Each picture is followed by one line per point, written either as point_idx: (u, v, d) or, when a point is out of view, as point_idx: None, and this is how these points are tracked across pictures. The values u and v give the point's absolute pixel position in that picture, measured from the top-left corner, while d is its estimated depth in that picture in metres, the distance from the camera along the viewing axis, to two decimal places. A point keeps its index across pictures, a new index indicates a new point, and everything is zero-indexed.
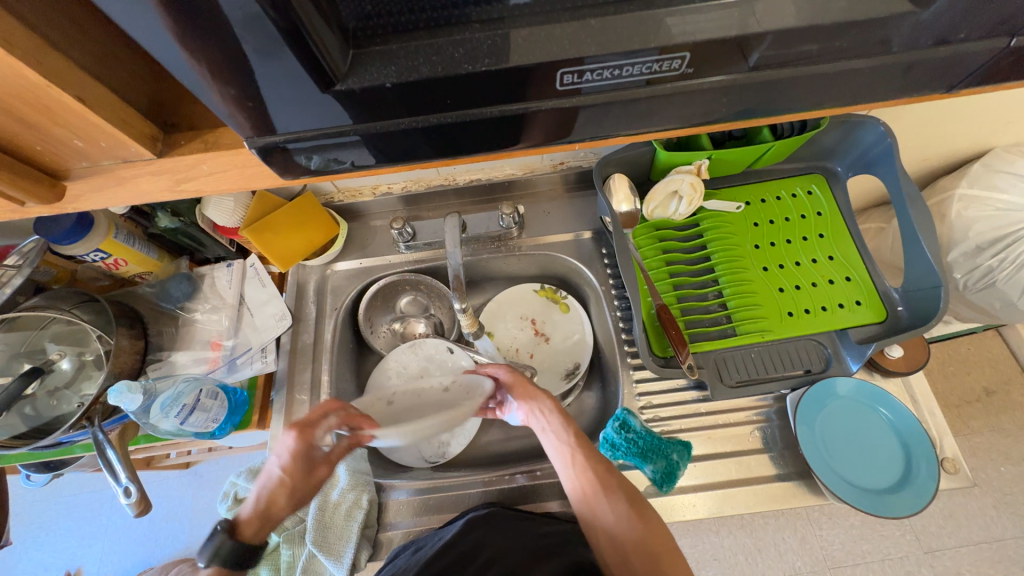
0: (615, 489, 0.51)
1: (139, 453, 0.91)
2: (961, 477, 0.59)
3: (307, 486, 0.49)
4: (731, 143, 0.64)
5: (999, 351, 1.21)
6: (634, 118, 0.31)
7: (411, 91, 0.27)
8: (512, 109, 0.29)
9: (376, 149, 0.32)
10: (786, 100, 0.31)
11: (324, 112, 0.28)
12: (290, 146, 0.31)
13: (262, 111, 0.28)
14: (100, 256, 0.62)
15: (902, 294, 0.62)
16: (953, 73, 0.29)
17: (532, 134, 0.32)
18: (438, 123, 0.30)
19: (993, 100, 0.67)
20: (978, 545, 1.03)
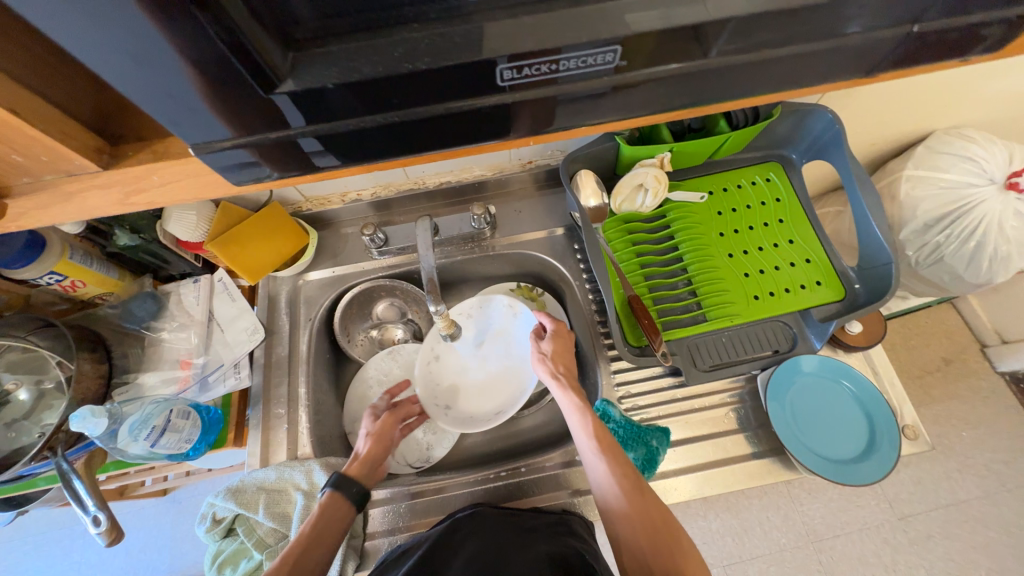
0: (634, 491, 0.51)
1: (111, 483, 0.88)
2: (921, 441, 0.62)
3: (383, 436, 0.64)
4: (690, 136, 0.66)
5: (954, 322, 1.29)
6: (585, 112, 0.32)
7: (357, 91, 0.27)
8: (465, 106, 0.29)
9: (331, 149, 0.31)
10: (729, 88, 0.32)
11: (270, 116, 0.28)
12: (240, 151, 0.30)
13: (207, 118, 0.27)
14: (55, 279, 0.60)
15: (857, 272, 0.65)
16: (881, 57, 0.31)
17: (483, 130, 0.32)
18: (390, 122, 0.29)
19: (929, 86, 0.72)
20: (947, 507, 1.09)
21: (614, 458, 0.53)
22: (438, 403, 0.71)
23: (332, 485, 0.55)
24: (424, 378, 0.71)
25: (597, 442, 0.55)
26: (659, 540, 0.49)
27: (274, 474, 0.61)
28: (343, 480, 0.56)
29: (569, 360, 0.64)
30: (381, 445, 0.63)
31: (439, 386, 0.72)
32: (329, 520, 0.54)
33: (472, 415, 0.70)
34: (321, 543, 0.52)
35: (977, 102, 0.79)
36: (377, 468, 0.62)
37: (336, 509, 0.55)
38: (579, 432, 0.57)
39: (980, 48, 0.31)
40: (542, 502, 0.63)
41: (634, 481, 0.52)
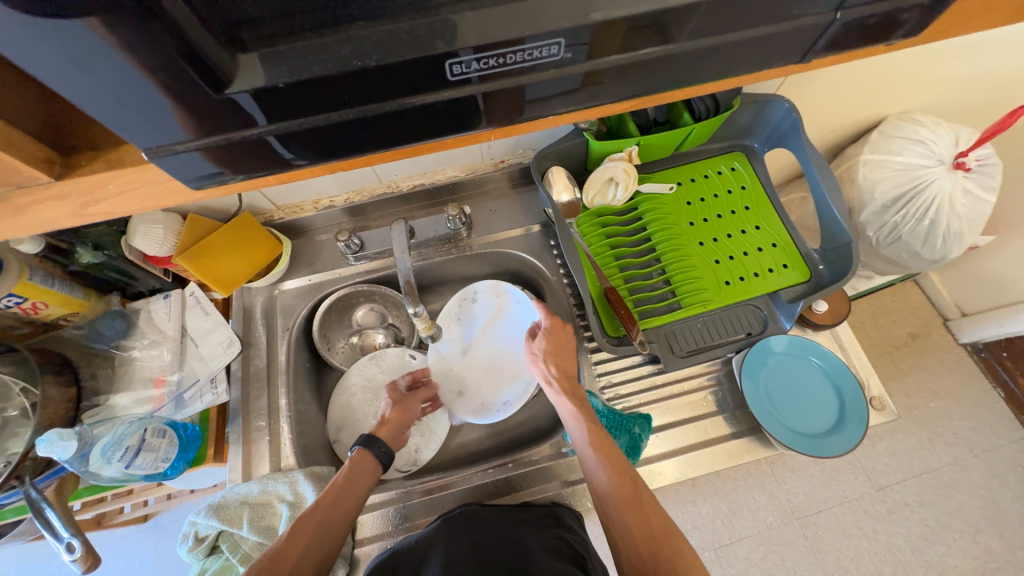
0: (632, 495, 0.52)
1: (87, 511, 0.84)
2: (887, 412, 0.66)
3: (409, 409, 0.68)
4: (656, 129, 0.68)
5: (917, 298, 1.35)
6: (541, 104, 0.32)
7: (313, 89, 0.27)
8: (424, 101, 0.29)
9: (291, 149, 0.31)
10: (683, 77, 0.33)
11: (224, 117, 0.27)
12: (198, 154, 0.29)
13: (160, 122, 0.27)
14: (14, 302, 0.57)
15: (821, 254, 0.68)
16: (826, 44, 0.32)
17: (441, 126, 0.32)
18: (349, 120, 0.29)
19: (877, 74, 0.75)
20: (920, 475, 1.14)
21: (613, 460, 0.54)
22: (452, 390, 0.72)
23: (362, 443, 0.61)
24: (436, 365, 0.72)
25: (596, 445, 0.55)
26: (656, 541, 0.49)
27: (257, 488, 0.60)
28: (372, 439, 0.61)
29: (568, 361, 0.63)
30: (406, 414, 0.67)
31: (451, 372, 0.73)
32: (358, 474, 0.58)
33: (485, 400, 0.71)
34: (351, 490, 0.56)
35: (922, 88, 0.83)
36: (400, 434, 0.66)
37: (363, 466, 0.59)
38: (578, 435, 0.57)
39: (908, 34, 0.33)
40: (530, 496, 0.63)
41: (631, 485, 0.52)
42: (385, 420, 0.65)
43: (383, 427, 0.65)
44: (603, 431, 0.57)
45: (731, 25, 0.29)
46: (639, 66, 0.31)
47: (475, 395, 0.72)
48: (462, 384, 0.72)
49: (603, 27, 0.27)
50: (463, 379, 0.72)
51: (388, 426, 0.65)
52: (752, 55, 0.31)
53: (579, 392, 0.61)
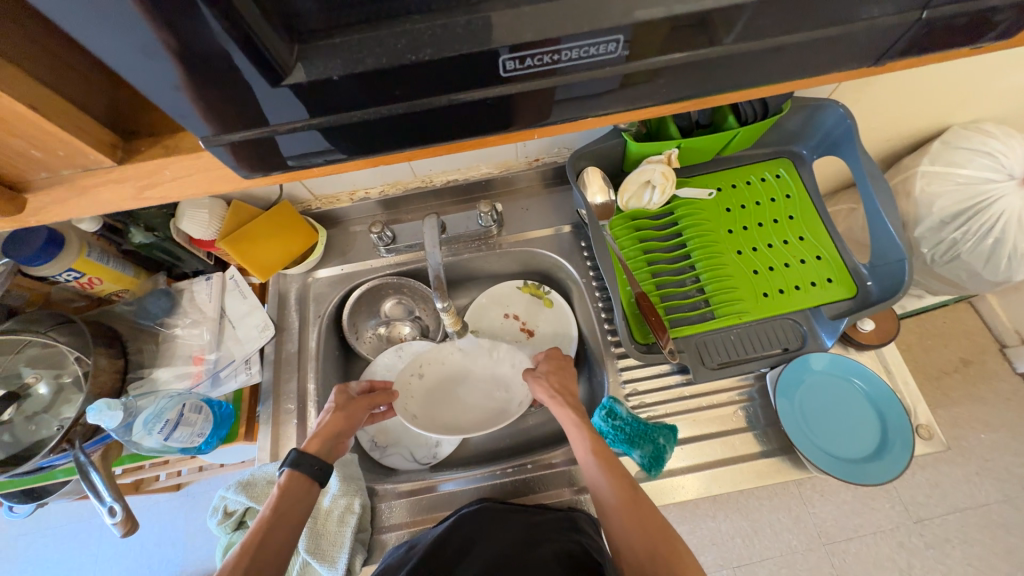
0: (634, 508, 0.51)
1: (127, 477, 0.90)
2: (935, 441, 0.61)
3: (350, 418, 0.62)
4: (698, 131, 0.65)
5: (972, 322, 1.26)
6: (588, 104, 0.31)
7: (361, 82, 0.27)
8: (466, 98, 0.29)
9: (333, 142, 0.31)
10: (736, 80, 0.31)
11: (273, 108, 0.28)
12: (249, 144, 0.30)
13: (215, 110, 0.27)
14: (73, 276, 0.62)
15: (870, 270, 0.64)
16: (899, 47, 0.29)
17: (486, 122, 0.32)
18: (393, 114, 0.29)
19: (945, 80, 0.70)
20: (964, 511, 1.07)
21: (614, 472, 0.53)
22: (408, 412, 0.69)
23: (291, 464, 0.55)
24: (403, 387, 0.70)
25: (598, 457, 0.55)
26: (659, 557, 0.47)
27: None
28: (302, 457, 0.56)
29: (565, 378, 0.64)
30: (347, 422, 0.62)
31: (416, 398, 0.70)
32: (293, 499, 0.54)
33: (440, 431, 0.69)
34: (284, 522, 0.52)
35: (994, 96, 0.77)
36: (338, 444, 0.60)
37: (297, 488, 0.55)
38: (577, 448, 0.57)
39: (993, 37, 0.30)
40: (548, 499, 0.63)
41: (634, 497, 0.52)
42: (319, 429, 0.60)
43: (317, 438, 0.59)
44: (602, 441, 0.57)
45: (796, 24, 0.27)
46: (692, 67, 0.29)
47: (432, 422, 0.69)
48: (423, 409, 0.70)
49: (657, 24, 0.26)
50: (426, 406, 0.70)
51: (322, 437, 0.59)
52: (816, 57, 0.30)
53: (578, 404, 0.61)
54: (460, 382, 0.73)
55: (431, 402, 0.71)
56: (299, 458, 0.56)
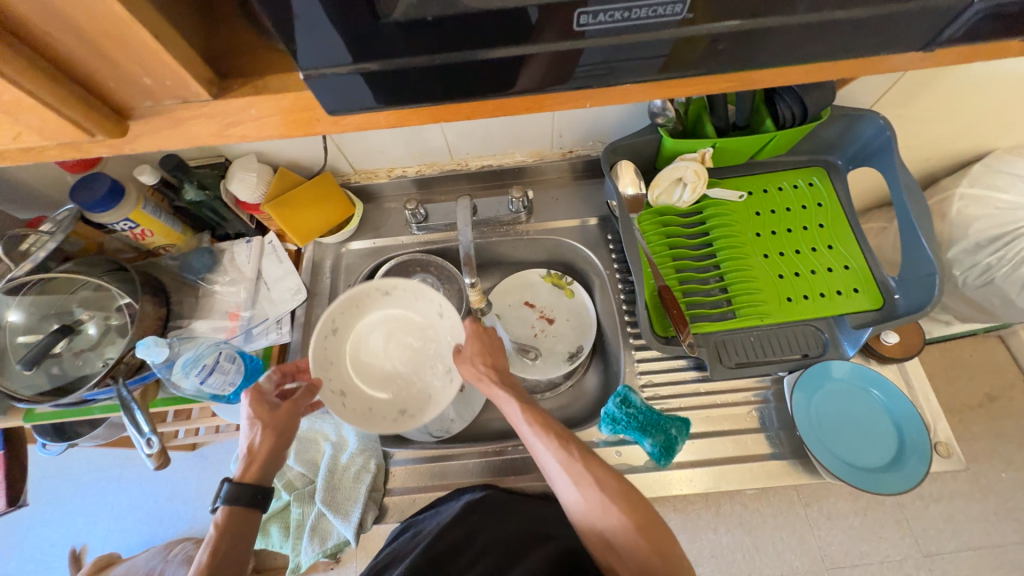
0: (579, 469, 0.50)
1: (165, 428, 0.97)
2: (954, 460, 0.60)
3: (271, 425, 0.53)
4: (734, 133, 0.66)
5: (1000, 357, 1.26)
6: (639, 67, 0.29)
7: (412, 32, 0.25)
8: (500, 56, 0.27)
9: (377, 94, 0.28)
10: (795, 54, 0.30)
11: (315, 50, 0.25)
12: (322, 86, 0.27)
13: (315, 40, 0.25)
14: (129, 226, 0.66)
15: (898, 282, 0.64)
16: (962, 37, 0.29)
17: (524, 79, 0.29)
18: (436, 67, 0.27)
19: (994, 98, 0.69)
20: (976, 550, 1.08)
21: (555, 436, 0.52)
22: (331, 385, 0.60)
23: (226, 500, 0.49)
24: (318, 356, 0.60)
25: (534, 423, 0.53)
26: (642, 542, 0.47)
27: (306, 424, 0.65)
28: (237, 490, 0.49)
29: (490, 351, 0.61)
30: (280, 433, 0.54)
31: (336, 367, 0.62)
32: (238, 532, 0.49)
33: (372, 408, 0.61)
34: (233, 560, 0.47)
35: None
36: (277, 458, 0.53)
37: (237, 526, 0.49)
38: (511, 420, 0.55)
39: None
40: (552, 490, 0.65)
41: (596, 482, 0.49)
42: (252, 454, 0.52)
43: (245, 461, 0.52)
44: (547, 420, 0.53)
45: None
46: (764, 39, 0.28)
47: (359, 394, 0.62)
48: (345, 379, 0.62)
49: None
50: (350, 376, 0.62)
51: (252, 461, 0.52)
52: (881, 48, 0.30)
53: (506, 376, 0.59)
54: (391, 348, 0.65)
55: (358, 366, 0.63)
56: (235, 492, 0.49)
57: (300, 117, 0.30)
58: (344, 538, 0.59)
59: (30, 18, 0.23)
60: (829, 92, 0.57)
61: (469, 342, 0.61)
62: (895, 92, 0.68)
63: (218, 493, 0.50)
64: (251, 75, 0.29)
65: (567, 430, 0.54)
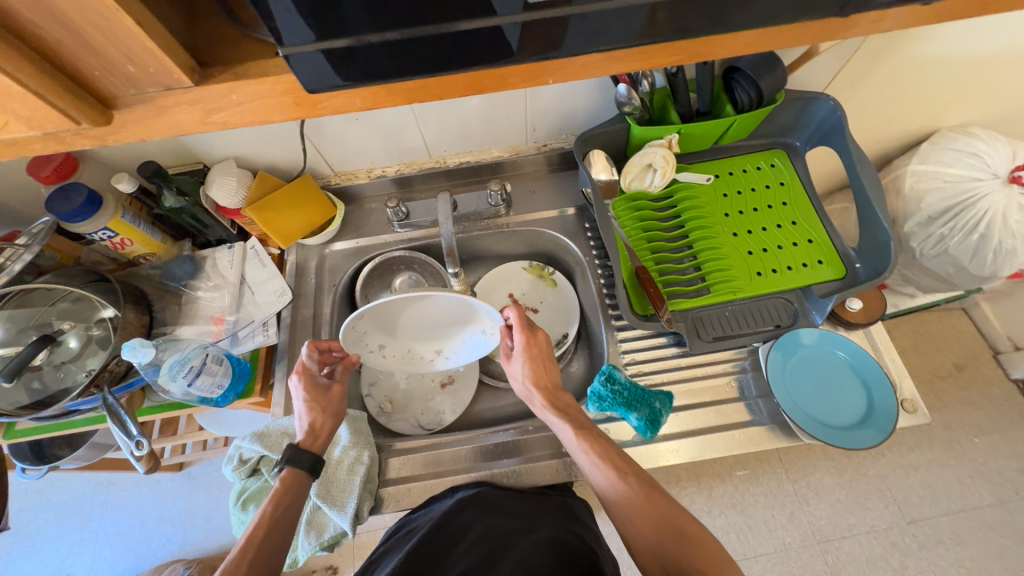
0: (645, 509, 0.50)
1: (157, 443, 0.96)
2: (919, 415, 0.64)
3: (331, 402, 0.62)
4: (698, 118, 0.69)
5: (965, 328, 1.32)
6: (603, 36, 0.31)
7: (376, 9, 0.27)
8: (477, 28, 0.29)
9: (340, 72, 0.30)
10: (738, 23, 0.32)
11: (286, 29, 0.27)
12: (295, 61, 0.28)
13: (279, 18, 0.26)
14: (107, 235, 0.66)
15: (858, 252, 0.68)
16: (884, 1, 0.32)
17: (507, 49, 0.31)
18: (411, 40, 0.29)
19: (934, 78, 0.74)
20: (957, 513, 1.12)
21: (614, 466, 0.53)
22: (371, 346, 0.63)
23: (289, 462, 0.56)
24: (349, 336, 0.59)
25: (594, 455, 0.55)
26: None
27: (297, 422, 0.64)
28: (299, 454, 0.57)
29: (549, 374, 0.63)
30: (333, 411, 0.62)
31: (369, 333, 0.62)
32: (297, 491, 0.56)
33: (410, 346, 0.67)
34: (294, 513, 0.54)
35: (982, 100, 0.81)
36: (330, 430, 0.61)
37: (295, 484, 0.56)
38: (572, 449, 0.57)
39: None
40: (544, 480, 0.64)
41: (661, 521, 0.49)
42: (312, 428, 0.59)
43: (307, 433, 0.59)
44: (614, 456, 0.55)
45: None
46: (717, 8, 0.30)
47: (398, 342, 0.66)
48: (380, 339, 0.64)
49: None
50: (385, 337, 0.64)
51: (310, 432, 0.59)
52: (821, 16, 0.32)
53: (563, 403, 0.62)
54: (422, 314, 0.62)
55: (390, 329, 0.63)
56: (298, 456, 0.56)
57: (281, 101, 0.32)
58: (340, 530, 0.59)
59: (17, 10, 0.24)
60: (781, 78, 0.61)
61: (525, 368, 0.63)
62: (845, 75, 0.72)
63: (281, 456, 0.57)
64: (232, 63, 0.31)
65: (632, 466, 0.54)
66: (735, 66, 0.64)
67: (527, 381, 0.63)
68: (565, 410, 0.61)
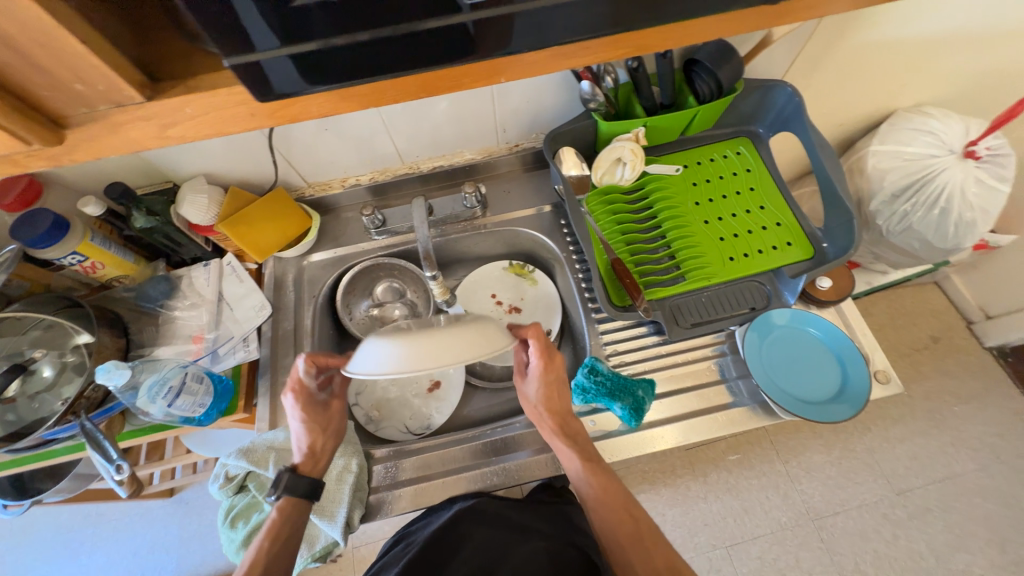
0: (645, 552, 0.53)
1: (141, 470, 0.94)
2: (891, 384, 0.66)
3: (330, 419, 0.62)
4: (662, 111, 0.70)
5: (939, 301, 1.36)
6: (545, 34, 0.32)
7: (337, 10, 0.27)
8: (423, 29, 0.30)
9: (310, 76, 0.31)
10: (676, 12, 0.33)
11: (230, 39, 0.27)
12: (242, 71, 0.29)
13: (217, 32, 0.26)
14: (77, 260, 0.65)
15: (824, 232, 0.70)
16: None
17: (455, 50, 0.32)
18: (358, 45, 0.29)
19: (885, 61, 0.77)
20: (942, 480, 1.15)
21: (617, 502, 0.57)
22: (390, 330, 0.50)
23: (284, 489, 0.55)
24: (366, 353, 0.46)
25: (600, 494, 0.57)
26: None
27: (283, 434, 0.64)
28: (295, 481, 0.56)
29: (562, 401, 0.61)
30: (329, 429, 0.61)
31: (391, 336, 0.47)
32: (293, 519, 0.55)
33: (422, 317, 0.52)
34: (292, 542, 0.54)
35: (933, 80, 0.84)
36: (330, 444, 0.61)
37: (289, 512, 0.56)
38: (577, 480, 0.58)
39: None
40: (533, 476, 0.64)
41: (658, 562, 0.52)
42: (311, 449, 0.59)
43: (307, 456, 0.59)
44: (619, 493, 0.57)
45: None
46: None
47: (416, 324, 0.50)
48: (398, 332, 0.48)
49: None
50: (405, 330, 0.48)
51: (306, 454, 0.58)
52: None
53: (573, 431, 0.61)
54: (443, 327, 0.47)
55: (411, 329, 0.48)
56: (293, 484, 0.55)
57: (237, 112, 0.32)
58: (331, 540, 0.59)
59: None
60: (737, 68, 0.64)
61: (539, 393, 0.61)
62: (800, 63, 0.75)
63: (278, 483, 0.56)
64: (184, 77, 0.31)
65: (633, 503, 0.57)
66: (693, 58, 0.65)
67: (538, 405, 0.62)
68: (576, 441, 0.59)
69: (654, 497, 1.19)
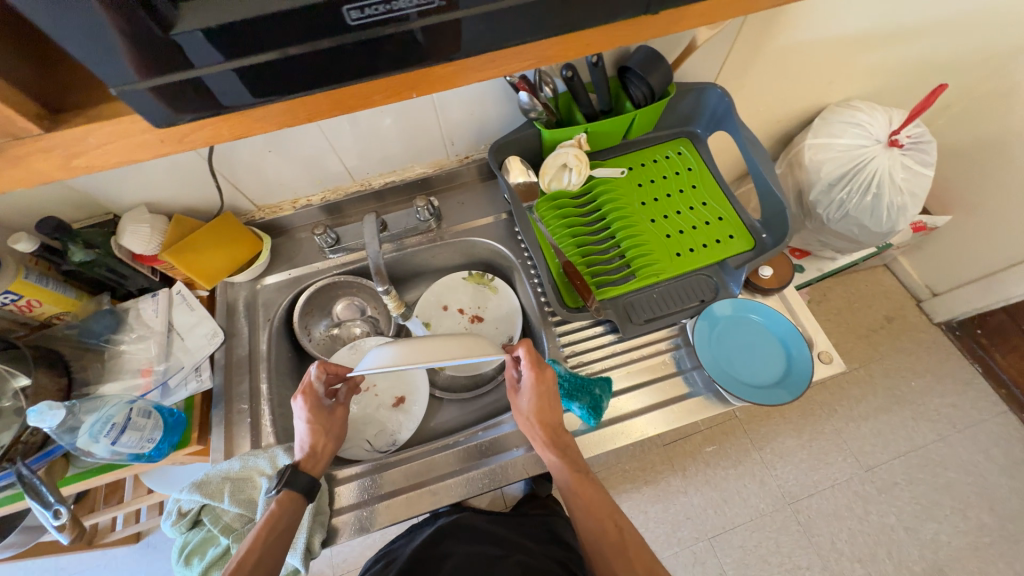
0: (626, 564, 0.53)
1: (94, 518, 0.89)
2: (834, 363, 0.69)
3: (335, 425, 0.64)
4: (602, 117, 0.73)
5: (889, 283, 1.43)
6: (446, 49, 0.33)
7: (237, 36, 0.27)
8: (316, 50, 0.30)
9: (214, 97, 0.31)
10: (569, 23, 0.34)
11: (113, 70, 0.27)
12: (158, 93, 0.29)
13: (127, 58, 0.26)
14: (11, 299, 0.62)
15: (762, 223, 0.73)
16: None
17: (353, 68, 0.32)
18: (253, 67, 0.30)
19: (806, 61, 0.82)
20: (906, 454, 1.20)
21: (601, 513, 0.57)
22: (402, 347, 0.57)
23: (285, 483, 0.56)
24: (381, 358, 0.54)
25: (585, 503, 0.58)
26: None
27: (238, 464, 0.62)
28: (295, 476, 0.57)
29: (554, 415, 0.61)
30: (333, 434, 0.63)
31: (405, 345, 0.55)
32: (288, 517, 0.55)
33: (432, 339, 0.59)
34: (285, 537, 0.54)
35: (855, 76, 0.90)
36: (331, 449, 0.62)
37: (288, 508, 0.56)
38: (564, 489, 0.59)
39: None
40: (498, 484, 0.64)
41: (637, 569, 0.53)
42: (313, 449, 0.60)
43: (308, 455, 0.60)
44: (603, 504, 0.58)
45: None
46: (558, 8, 0.33)
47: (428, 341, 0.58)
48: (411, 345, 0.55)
49: None
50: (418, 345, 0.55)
51: (309, 453, 0.60)
52: (658, 6, 0.35)
53: (563, 442, 0.61)
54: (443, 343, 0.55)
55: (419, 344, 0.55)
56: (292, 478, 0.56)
57: (144, 139, 0.33)
58: (293, 567, 0.58)
59: None
60: (667, 73, 0.67)
61: (531, 405, 0.61)
62: (729, 65, 0.79)
63: (280, 477, 0.56)
64: (86, 107, 0.31)
65: (619, 515, 0.57)
66: (625, 66, 0.68)
67: (529, 415, 0.62)
68: (565, 452, 0.60)
69: (636, 495, 1.20)
